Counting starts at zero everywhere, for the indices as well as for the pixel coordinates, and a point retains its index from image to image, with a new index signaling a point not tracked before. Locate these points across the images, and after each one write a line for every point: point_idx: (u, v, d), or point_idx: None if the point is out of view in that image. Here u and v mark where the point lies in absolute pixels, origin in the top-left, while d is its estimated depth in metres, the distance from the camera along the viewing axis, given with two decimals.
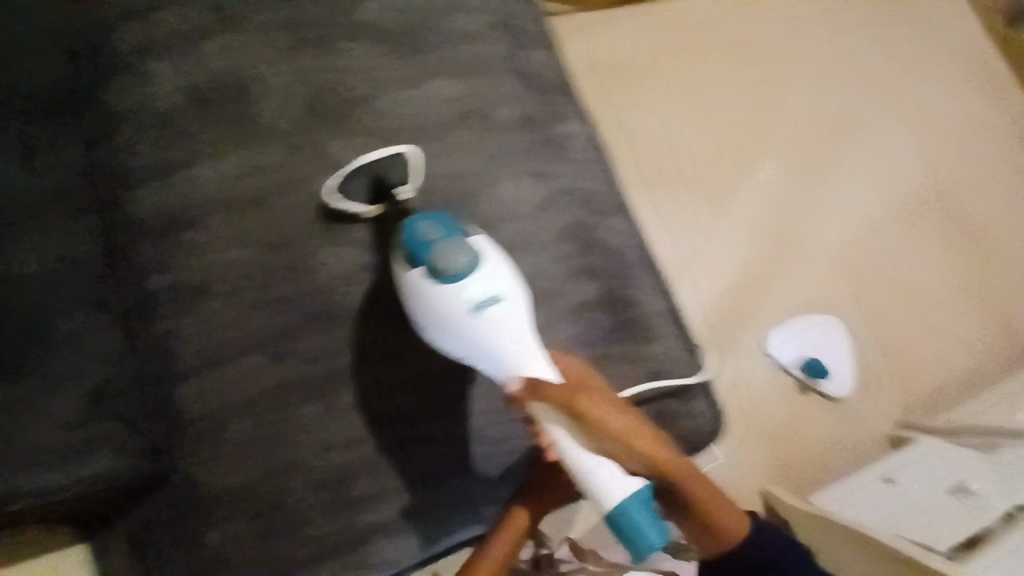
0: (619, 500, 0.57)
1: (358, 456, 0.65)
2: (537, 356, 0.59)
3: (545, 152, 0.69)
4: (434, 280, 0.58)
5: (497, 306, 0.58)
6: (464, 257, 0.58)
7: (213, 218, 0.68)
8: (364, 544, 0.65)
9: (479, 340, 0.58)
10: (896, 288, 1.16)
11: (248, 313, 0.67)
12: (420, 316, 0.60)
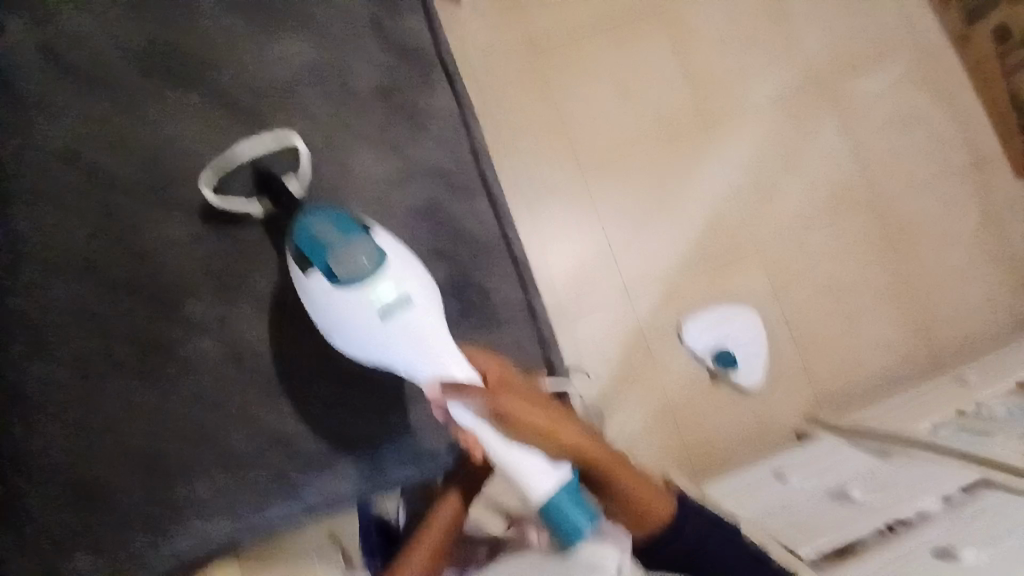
0: (551, 492, 0.58)
1: (189, 445, 0.62)
2: (456, 358, 0.55)
3: (404, 126, 0.67)
4: (338, 283, 0.53)
5: (408, 309, 0.53)
6: (365, 257, 0.53)
7: (35, 184, 0.63)
8: (200, 537, 0.61)
9: (390, 346, 0.54)
10: (814, 289, 1.15)
11: (73, 290, 0.62)
12: (325, 322, 0.55)
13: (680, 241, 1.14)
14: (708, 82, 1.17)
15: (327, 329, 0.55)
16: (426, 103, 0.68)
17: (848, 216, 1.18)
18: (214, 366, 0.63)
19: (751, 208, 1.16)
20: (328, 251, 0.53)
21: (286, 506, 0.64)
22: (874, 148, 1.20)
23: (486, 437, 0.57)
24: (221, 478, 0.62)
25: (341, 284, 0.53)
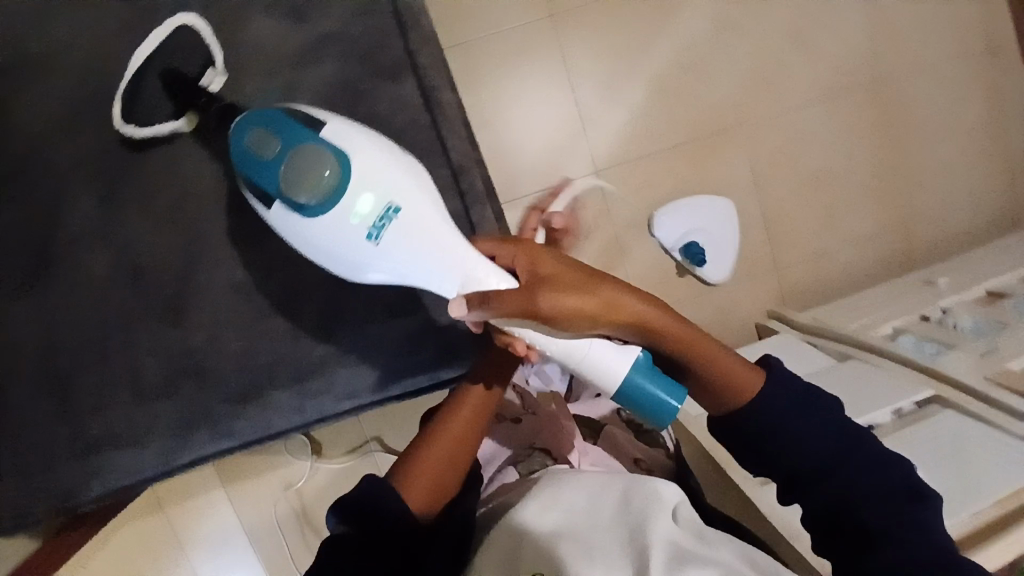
0: (618, 378, 0.43)
1: (42, 388, 0.49)
2: (479, 266, 0.41)
3: None
4: (306, 210, 0.40)
5: (397, 217, 0.40)
6: (323, 166, 0.39)
7: None
8: (74, 490, 0.50)
9: (400, 274, 0.42)
10: (797, 178, 1.04)
11: None
12: (316, 259, 0.43)
13: (655, 125, 1.00)
14: None
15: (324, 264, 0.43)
16: None
17: (846, 98, 1.04)
18: (54, 288, 0.49)
19: (739, 87, 1.01)
20: (276, 169, 0.40)
21: (173, 453, 0.51)
22: (887, 20, 1.04)
23: (532, 337, 0.42)
24: (82, 424, 0.50)
25: (312, 213, 0.40)
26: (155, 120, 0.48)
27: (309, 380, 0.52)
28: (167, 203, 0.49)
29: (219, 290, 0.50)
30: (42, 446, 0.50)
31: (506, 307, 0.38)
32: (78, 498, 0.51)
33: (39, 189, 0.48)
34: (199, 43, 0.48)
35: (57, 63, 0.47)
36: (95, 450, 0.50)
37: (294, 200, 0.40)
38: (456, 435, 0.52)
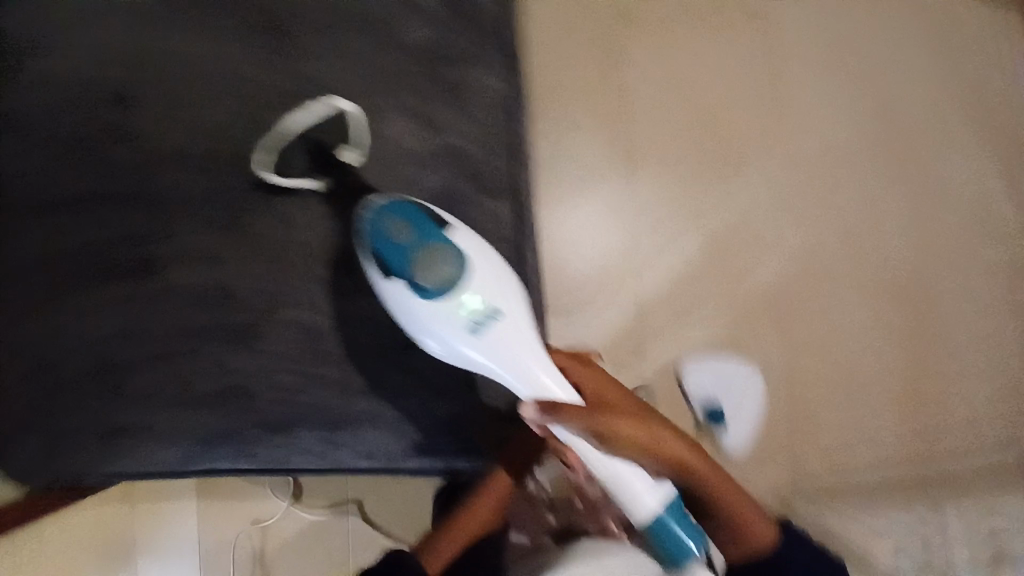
0: (653, 512, 0.49)
1: (115, 365, 0.55)
2: (548, 375, 0.50)
3: (444, 97, 0.60)
4: (424, 293, 0.48)
5: (498, 320, 0.49)
6: (451, 265, 0.48)
7: (46, 45, 0.57)
8: (100, 467, 0.54)
9: (484, 364, 0.50)
10: (841, 364, 0.94)
11: (51, 165, 0.56)
12: (415, 334, 0.50)
13: (702, 272, 0.95)
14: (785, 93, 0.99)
15: (416, 337, 0.50)
16: (475, 81, 0.61)
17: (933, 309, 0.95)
18: (155, 288, 0.55)
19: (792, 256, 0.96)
20: (409, 255, 0.48)
21: (191, 459, 0.54)
22: (988, 245, 0.98)
23: (587, 454, 0.49)
24: (127, 412, 0.54)
25: (430, 298, 0.48)
26: (297, 175, 0.57)
27: (340, 430, 0.56)
28: (274, 243, 0.56)
29: (289, 328, 0.56)
30: (86, 420, 0.54)
31: (570, 417, 0.48)
32: (95, 476, 0.54)
33: (175, 204, 0.56)
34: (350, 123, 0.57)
35: (235, 111, 0.57)
36: (132, 438, 0.54)
37: (417, 283, 0.48)
38: (492, 501, 0.58)
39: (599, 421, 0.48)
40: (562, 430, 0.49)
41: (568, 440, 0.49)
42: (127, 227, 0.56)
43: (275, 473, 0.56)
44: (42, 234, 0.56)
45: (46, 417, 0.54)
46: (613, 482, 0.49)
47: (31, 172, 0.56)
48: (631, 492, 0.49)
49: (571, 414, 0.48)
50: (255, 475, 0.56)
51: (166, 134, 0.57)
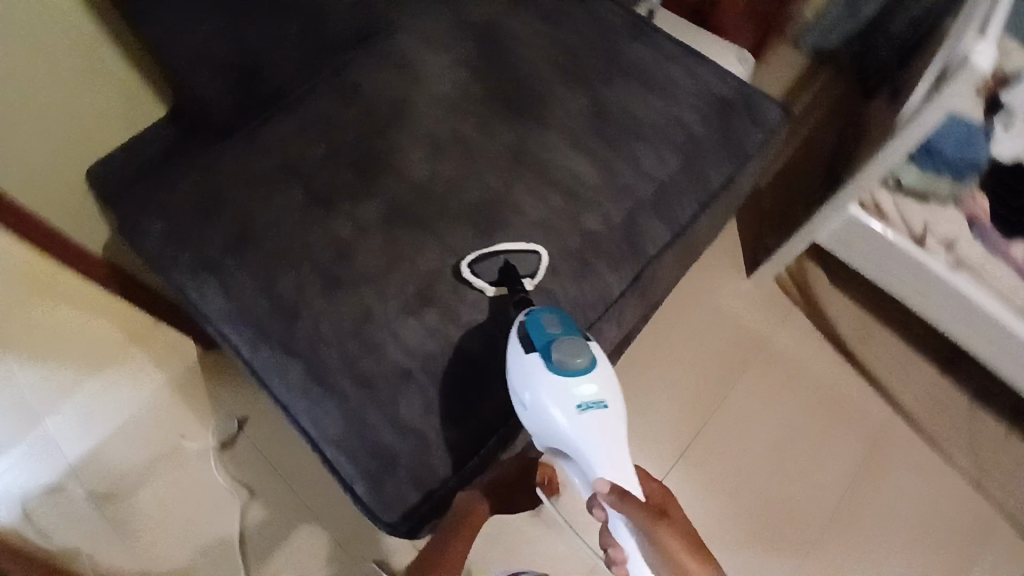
0: None
1: (251, 236, 0.72)
2: (622, 464, 0.58)
3: (573, 268, 0.74)
4: (553, 370, 0.59)
5: (602, 410, 0.59)
6: (580, 355, 0.60)
7: (402, 68, 0.83)
8: (188, 279, 0.72)
9: (576, 444, 0.58)
10: None
11: (339, 118, 0.79)
12: (527, 397, 0.60)
13: None
14: (820, 531, 1.12)
15: (528, 406, 0.60)
16: (603, 276, 0.75)
17: None
18: (311, 215, 0.73)
19: None
20: (552, 339, 0.61)
21: (223, 324, 0.70)
22: None
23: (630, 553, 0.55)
24: (223, 265, 0.71)
25: (557, 374, 0.59)
26: (480, 277, 0.71)
27: (314, 387, 0.66)
28: (401, 253, 0.71)
29: (353, 303, 0.68)
30: (198, 250, 0.72)
31: (634, 516, 0.53)
32: (172, 282, 0.73)
33: (369, 186, 0.75)
34: (537, 265, 0.73)
35: (457, 175, 0.77)
36: (213, 278, 0.71)
37: (552, 361, 0.60)
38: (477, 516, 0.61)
39: (661, 536, 0.52)
40: (622, 520, 0.55)
41: (622, 544, 0.56)
42: (331, 175, 0.76)
43: (259, 376, 0.69)
44: (286, 142, 0.78)
45: (181, 228, 0.73)
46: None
47: (318, 109, 0.80)
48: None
49: (637, 516, 0.53)
50: (250, 365, 0.69)
51: (406, 153, 0.78)
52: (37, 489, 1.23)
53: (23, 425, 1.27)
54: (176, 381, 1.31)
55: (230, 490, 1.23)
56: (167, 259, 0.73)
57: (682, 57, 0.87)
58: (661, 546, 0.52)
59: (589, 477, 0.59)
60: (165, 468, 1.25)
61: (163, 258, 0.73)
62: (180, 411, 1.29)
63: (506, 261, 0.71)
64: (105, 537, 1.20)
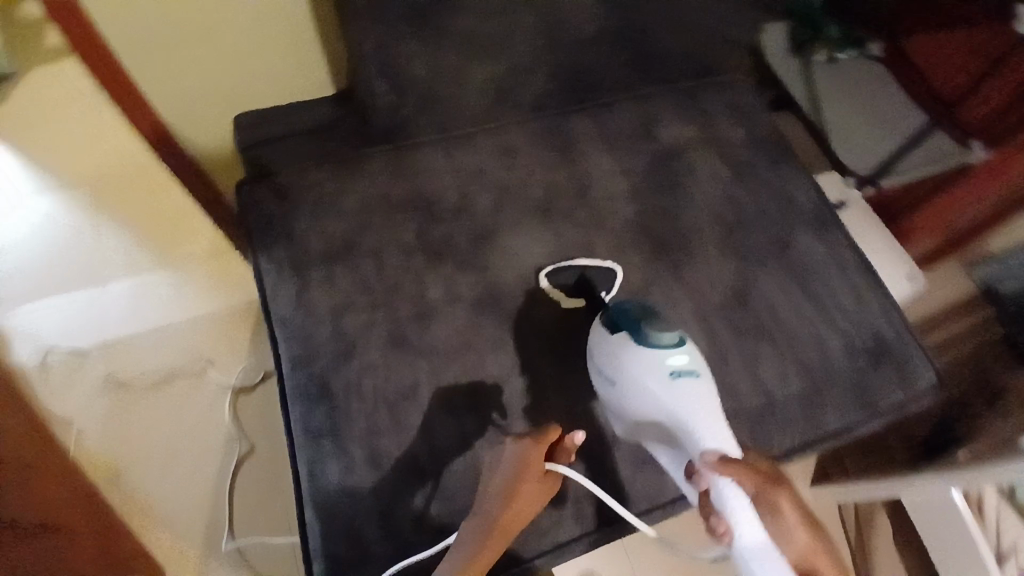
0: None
1: (344, 256, 0.70)
2: (718, 427, 0.58)
3: (636, 451, 0.65)
4: (643, 344, 0.61)
5: (694, 379, 0.60)
6: (668, 332, 0.61)
7: (565, 160, 0.79)
8: (268, 263, 0.70)
9: (671, 407, 0.59)
10: None
11: (482, 181, 0.77)
12: (616, 373, 0.61)
13: None
14: None
15: (616, 383, 0.61)
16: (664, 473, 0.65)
17: None
18: (411, 265, 0.70)
19: None
20: (636, 319, 0.62)
21: (278, 326, 0.67)
22: None
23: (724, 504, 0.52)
24: (307, 273, 0.69)
25: (647, 346, 0.61)
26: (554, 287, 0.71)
27: (324, 439, 0.61)
28: (473, 342, 0.67)
29: (405, 374, 0.64)
30: (292, 245, 0.71)
31: (744, 483, 0.52)
32: (255, 263, 0.71)
33: (476, 261, 0.71)
34: (610, 277, 0.73)
35: (565, 286, 0.71)
36: (289, 277, 0.69)
37: (639, 336, 0.61)
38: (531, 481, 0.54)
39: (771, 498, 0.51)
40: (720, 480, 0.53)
41: (719, 501, 0.53)
42: (447, 234, 0.73)
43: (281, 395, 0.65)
44: (423, 181, 0.75)
45: (288, 218, 0.72)
46: (750, 556, 0.50)
47: (467, 163, 0.77)
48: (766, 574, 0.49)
49: (747, 482, 0.52)
50: (278, 379, 0.66)
51: (527, 243, 0.73)
52: (68, 346, 1.28)
53: (89, 281, 1.33)
54: (230, 309, 1.33)
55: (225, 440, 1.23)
56: (260, 234, 0.72)
57: (853, 269, 0.78)
58: (773, 504, 0.51)
59: (688, 448, 0.58)
60: (179, 384, 1.27)
61: (259, 233, 0.72)
62: (219, 338, 1.30)
63: (580, 271, 0.72)
64: (103, 420, 1.23)
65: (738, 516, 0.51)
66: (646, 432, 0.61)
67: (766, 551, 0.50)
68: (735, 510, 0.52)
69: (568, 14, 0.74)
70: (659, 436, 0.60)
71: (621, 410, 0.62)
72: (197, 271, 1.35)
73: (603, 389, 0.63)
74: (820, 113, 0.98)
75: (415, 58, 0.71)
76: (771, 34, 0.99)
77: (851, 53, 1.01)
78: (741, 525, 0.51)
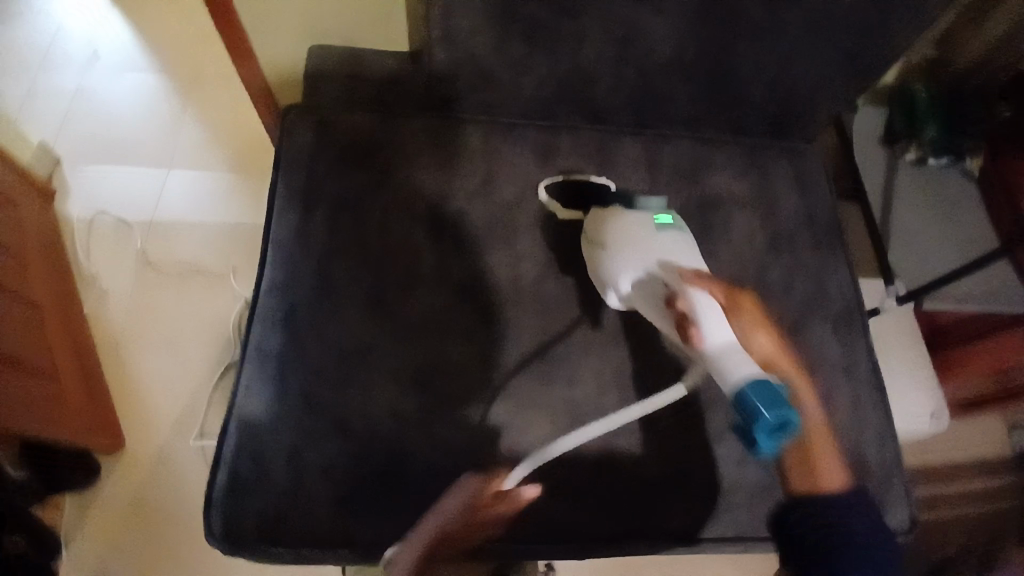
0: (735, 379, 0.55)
1: (354, 203, 0.71)
2: (695, 260, 0.66)
3: (562, 481, 0.64)
4: (631, 206, 0.69)
5: (676, 231, 0.67)
6: (650, 198, 0.70)
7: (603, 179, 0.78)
8: (284, 187, 0.72)
9: (660, 253, 0.65)
10: None
11: (513, 173, 0.76)
12: (606, 230, 0.67)
13: None
14: None
15: (610, 242, 0.66)
16: (582, 518, 0.63)
17: None
18: (412, 230, 0.71)
19: None
20: (624, 194, 0.72)
21: (271, 246, 0.69)
22: None
23: (701, 315, 0.58)
24: (315, 206, 0.71)
25: (634, 206, 0.69)
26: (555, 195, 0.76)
27: (272, 363, 0.63)
28: (444, 322, 0.67)
29: (366, 331, 0.65)
30: (310, 176, 0.72)
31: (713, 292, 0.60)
32: (272, 181, 0.73)
33: (476, 248, 0.71)
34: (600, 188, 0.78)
35: (554, 300, 0.70)
36: (297, 206, 0.71)
37: (626, 202, 0.70)
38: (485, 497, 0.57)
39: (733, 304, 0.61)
40: (699, 295, 0.59)
41: (698, 311, 0.58)
42: (459, 213, 0.73)
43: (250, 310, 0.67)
44: (454, 157, 0.76)
45: (315, 150, 0.73)
46: (721, 355, 0.56)
47: (505, 152, 0.77)
48: (736, 362, 0.56)
49: (718, 295, 0.60)
50: (252, 295, 0.67)
51: (534, 244, 0.72)
52: (116, 214, 1.31)
53: (155, 162, 1.36)
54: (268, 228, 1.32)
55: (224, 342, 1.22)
56: (286, 158, 0.73)
57: (862, 381, 0.74)
58: (738, 308, 0.61)
59: (671, 276, 0.63)
60: (197, 281, 1.27)
61: (285, 157, 0.73)
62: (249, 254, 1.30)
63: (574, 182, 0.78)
64: (124, 290, 1.26)
65: (711, 321, 0.58)
66: (638, 286, 0.65)
67: (732, 348, 0.57)
68: (708, 317, 0.58)
69: (648, 39, 0.70)
70: (648, 284, 0.64)
71: (612, 269, 0.66)
72: (247, 180, 1.36)
73: (597, 257, 0.68)
74: (889, 216, 0.92)
75: (482, 36, 0.68)
76: (861, 120, 0.98)
77: (944, 161, 0.93)
78: (713, 326, 0.58)
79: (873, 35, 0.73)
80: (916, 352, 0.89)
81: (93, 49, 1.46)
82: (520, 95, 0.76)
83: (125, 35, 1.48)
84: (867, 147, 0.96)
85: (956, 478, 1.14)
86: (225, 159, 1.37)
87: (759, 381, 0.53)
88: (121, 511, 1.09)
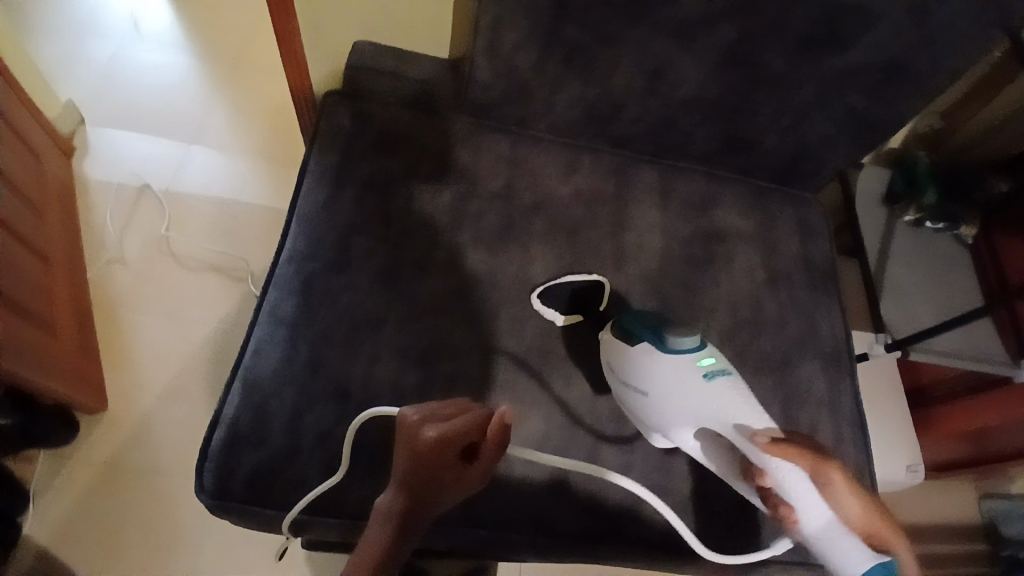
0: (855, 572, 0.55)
1: (380, 188, 0.74)
2: (752, 402, 0.63)
3: (548, 478, 0.65)
4: (667, 348, 0.64)
5: (726, 374, 0.65)
6: (686, 336, 0.65)
7: (618, 199, 0.82)
8: (315, 166, 0.75)
9: (714, 408, 0.62)
10: None
11: (534, 182, 0.80)
12: (649, 384, 0.64)
13: None
14: None
15: (656, 395, 0.63)
16: (565, 514, 0.64)
17: None
18: (432, 221, 0.73)
19: None
20: (650, 328, 0.66)
21: (295, 218, 0.71)
22: None
23: (798, 502, 0.57)
24: (342, 186, 0.73)
25: (670, 350, 0.64)
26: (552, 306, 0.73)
27: (285, 328, 0.65)
28: (453, 311, 0.69)
29: (376, 306, 0.67)
30: (341, 158, 0.75)
31: (798, 462, 0.57)
32: (305, 158, 0.76)
33: (491, 247, 0.74)
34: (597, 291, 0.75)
35: (560, 304, 0.73)
36: (325, 183, 0.73)
37: (660, 340, 0.65)
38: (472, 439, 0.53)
39: (825, 476, 0.57)
40: (785, 479, 0.57)
41: (792, 498, 0.57)
42: (478, 212, 0.76)
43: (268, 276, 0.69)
44: (480, 159, 0.79)
45: (350, 133, 0.77)
46: (826, 538, 0.57)
47: (529, 162, 0.81)
48: (848, 545, 0.56)
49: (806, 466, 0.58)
50: (272, 262, 0.69)
51: (547, 251, 0.75)
52: (131, 181, 1.32)
53: (178, 136, 1.38)
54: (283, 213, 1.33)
55: (222, 316, 1.21)
56: (320, 140, 0.77)
57: (845, 421, 0.76)
58: (829, 477, 0.57)
59: (742, 442, 0.61)
60: (207, 252, 1.27)
61: (319, 139, 0.76)
62: (260, 236, 1.30)
63: (571, 289, 0.74)
64: (127, 254, 1.25)
65: (806, 505, 0.57)
66: (698, 438, 0.64)
67: (837, 530, 0.56)
68: (801, 497, 0.57)
69: (677, 74, 0.75)
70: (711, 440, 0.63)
71: (662, 423, 0.64)
72: (268, 165, 1.37)
73: (640, 405, 0.65)
74: (883, 270, 0.96)
75: (522, 50, 0.72)
76: (865, 177, 1.02)
77: (940, 226, 0.98)
78: (809, 512, 0.57)
79: (888, 98, 0.77)
80: (885, 412, 0.96)
81: (135, 22, 1.50)
82: (551, 110, 0.80)
83: (168, 13, 1.52)
84: (868, 204, 1.01)
85: (924, 537, 1.16)
86: (249, 142, 1.39)
87: (876, 573, 0.54)
88: (94, 471, 1.06)
